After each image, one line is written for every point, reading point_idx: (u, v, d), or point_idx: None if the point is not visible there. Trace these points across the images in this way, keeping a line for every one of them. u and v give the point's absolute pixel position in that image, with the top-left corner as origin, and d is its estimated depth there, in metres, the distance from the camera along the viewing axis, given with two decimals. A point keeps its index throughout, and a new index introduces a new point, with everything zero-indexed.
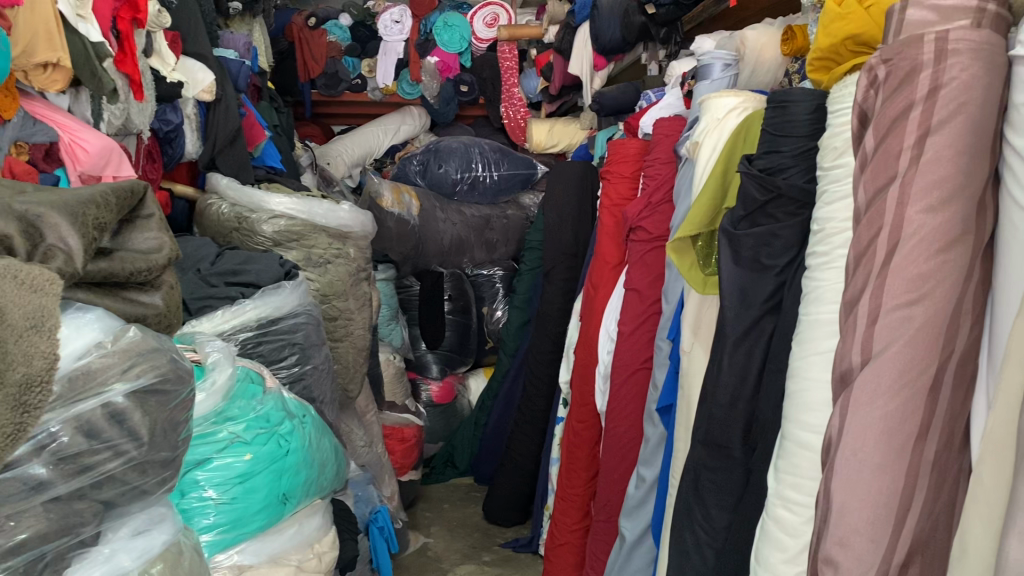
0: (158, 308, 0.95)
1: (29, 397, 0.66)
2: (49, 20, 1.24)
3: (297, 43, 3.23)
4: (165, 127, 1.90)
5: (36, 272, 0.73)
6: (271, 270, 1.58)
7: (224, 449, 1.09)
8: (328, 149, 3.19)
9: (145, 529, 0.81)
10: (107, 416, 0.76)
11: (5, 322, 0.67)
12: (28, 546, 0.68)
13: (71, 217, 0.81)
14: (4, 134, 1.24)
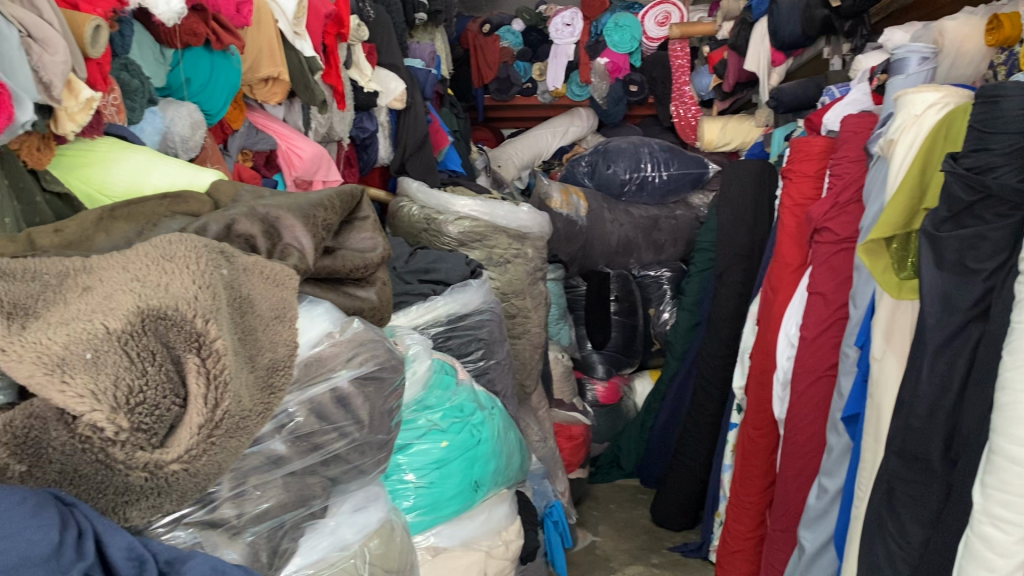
0: (372, 302, 1.04)
1: (276, 378, 0.75)
2: (271, 38, 1.36)
3: (472, 49, 3.34)
4: (362, 134, 2.04)
5: (278, 269, 0.84)
6: (458, 268, 1.66)
7: (423, 436, 1.16)
8: (499, 152, 3.33)
9: (364, 505, 0.88)
10: (333, 399, 0.84)
11: (257, 312, 0.77)
12: (269, 515, 0.76)
13: (304, 219, 0.92)
14: (232, 144, 1.37)
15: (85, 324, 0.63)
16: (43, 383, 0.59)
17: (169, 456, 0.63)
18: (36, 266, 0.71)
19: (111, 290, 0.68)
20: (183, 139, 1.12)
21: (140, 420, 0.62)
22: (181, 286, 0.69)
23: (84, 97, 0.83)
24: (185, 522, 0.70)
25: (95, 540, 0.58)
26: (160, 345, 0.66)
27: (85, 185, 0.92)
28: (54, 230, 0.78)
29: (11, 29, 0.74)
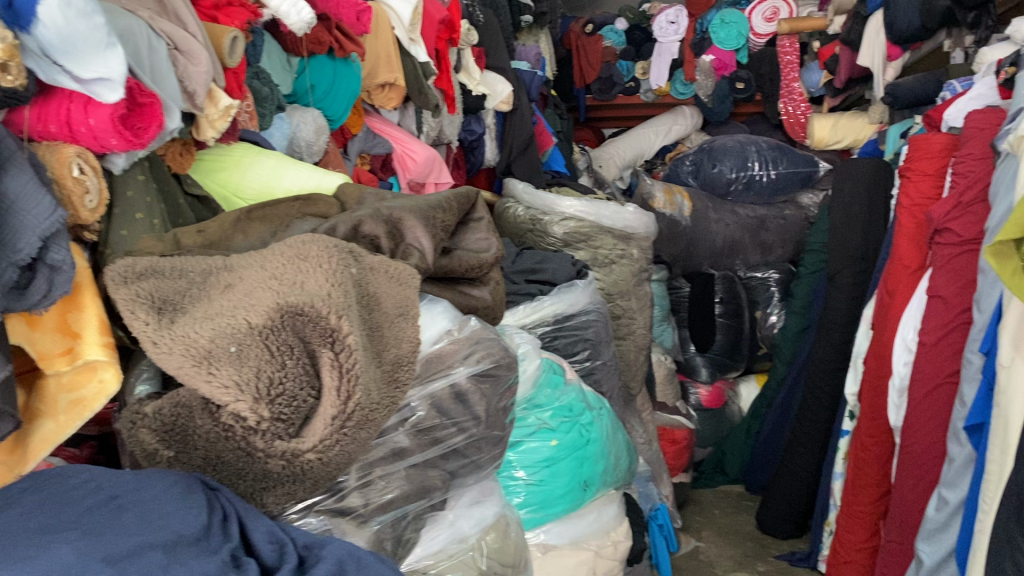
0: (486, 301, 1.06)
1: (400, 372, 0.79)
2: (388, 45, 1.42)
3: (575, 50, 3.36)
4: (470, 137, 2.09)
5: (400, 267, 0.88)
6: (564, 268, 1.67)
7: (533, 434, 1.18)
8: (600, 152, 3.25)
9: (481, 499, 0.91)
10: (452, 395, 0.87)
11: (382, 309, 0.82)
12: (392, 505, 0.80)
13: (424, 220, 0.96)
14: (351, 148, 1.42)
15: (229, 319, 0.69)
16: (192, 374, 0.65)
17: (305, 445, 0.68)
18: (182, 264, 0.78)
19: (251, 287, 0.74)
20: (307, 143, 1.17)
21: (280, 411, 0.67)
22: (316, 284, 0.74)
23: (223, 105, 0.88)
24: (317, 509, 0.76)
25: (239, 524, 0.62)
26: (298, 339, 0.70)
27: (221, 188, 0.97)
28: (197, 231, 0.83)
29: (160, 41, 0.80)
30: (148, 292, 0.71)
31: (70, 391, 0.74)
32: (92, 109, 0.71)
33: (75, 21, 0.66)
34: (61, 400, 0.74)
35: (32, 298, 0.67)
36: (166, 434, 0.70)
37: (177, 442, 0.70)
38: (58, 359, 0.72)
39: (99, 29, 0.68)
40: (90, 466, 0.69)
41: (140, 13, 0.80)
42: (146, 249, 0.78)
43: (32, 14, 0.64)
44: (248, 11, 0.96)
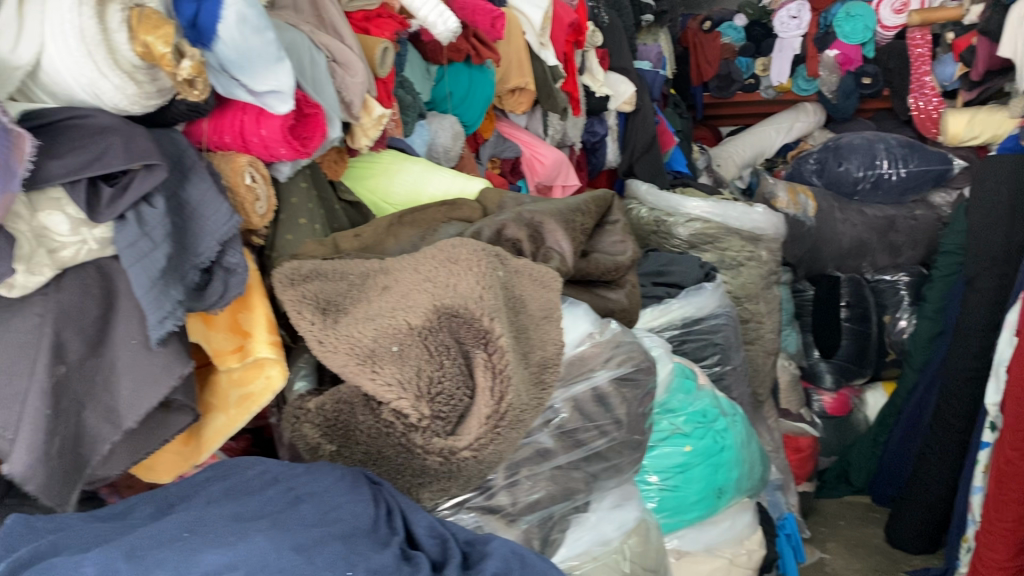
0: (623, 304, 1.06)
1: (545, 374, 0.81)
2: (520, 50, 1.43)
3: (691, 47, 3.17)
4: (592, 138, 2.07)
5: (543, 270, 0.89)
6: (692, 272, 1.62)
7: (666, 439, 1.17)
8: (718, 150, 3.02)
9: (622, 502, 0.91)
10: (594, 397, 0.89)
11: (528, 311, 0.84)
12: (539, 505, 0.82)
13: (564, 224, 0.97)
14: (483, 152, 1.45)
15: (391, 320, 0.73)
16: (357, 372, 0.70)
17: (461, 442, 0.72)
18: (342, 266, 0.83)
19: (406, 289, 0.78)
20: (445, 148, 1.22)
21: (439, 409, 0.71)
22: (468, 286, 0.77)
23: (376, 114, 0.92)
24: (467, 506, 0.80)
25: (402, 517, 0.65)
26: (454, 340, 0.73)
27: (371, 194, 1.03)
28: (354, 235, 0.90)
29: (319, 53, 0.85)
30: (314, 294, 0.77)
31: (240, 386, 0.79)
32: (264, 121, 0.76)
33: (250, 39, 0.70)
34: (232, 395, 0.80)
35: (210, 300, 0.72)
36: (329, 430, 0.75)
37: (338, 437, 0.75)
38: (230, 356, 0.78)
39: (271, 44, 0.72)
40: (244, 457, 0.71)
41: (302, 28, 0.86)
42: (310, 252, 0.84)
43: (213, 32, 0.69)
44: (396, 22, 1.01)
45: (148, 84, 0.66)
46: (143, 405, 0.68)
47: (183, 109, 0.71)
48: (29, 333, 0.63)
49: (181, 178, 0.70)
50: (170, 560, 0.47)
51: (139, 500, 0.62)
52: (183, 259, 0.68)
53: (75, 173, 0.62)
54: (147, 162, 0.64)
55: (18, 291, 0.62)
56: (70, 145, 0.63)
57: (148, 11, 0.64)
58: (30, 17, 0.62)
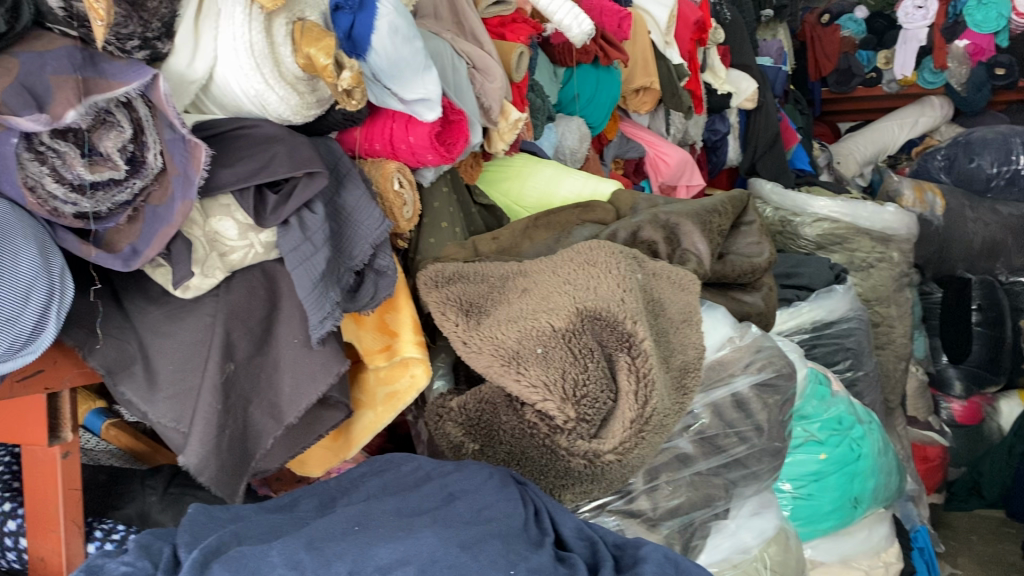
0: (759, 307, 1.04)
1: (687, 378, 0.80)
2: (646, 50, 1.42)
3: (809, 42, 2.88)
4: (713, 136, 2.05)
5: (681, 273, 0.88)
6: (822, 273, 1.57)
7: (800, 447, 1.13)
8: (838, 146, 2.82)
9: (762, 510, 0.88)
10: (734, 403, 0.89)
11: (668, 315, 0.83)
12: (679, 511, 0.83)
13: (701, 225, 0.96)
14: (607, 153, 1.45)
15: (534, 322, 0.73)
16: (502, 373, 0.72)
17: (605, 446, 0.71)
18: (483, 269, 0.84)
19: (547, 292, 0.78)
20: (572, 150, 1.23)
21: (584, 412, 0.71)
22: (609, 289, 0.76)
23: (513, 118, 0.93)
24: (609, 510, 0.82)
25: (549, 518, 0.66)
26: (597, 343, 0.73)
27: (504, 197, 1.04)
28: (492, 238, 0.92)
29: (461, 60, 0.87)
30: (457, 295, 0.79)
31: (387, 385, 0.83)
32: (413, 128, 0.79)
33: (401, 48, 0.72)
34: (379, 393, 0.84)
35: (361, 301, 0.75)
36: (471, 428, 0.78)
37: (481, 436, 0.78)
38: (378, 355, 0.81)
39: (419, 53, 0.74)
40: (389, 456, 0.72)
41: (445, 36, 0.88)
42: (451, 255, 0.87)
43: (367, 43, 0.71)
44: (530, 27, 1.02)
45: (308, 95, 0.70)
46: (304, 401, 0.71)
47: (338, 118, 0.76)
48: (201, 332, 0.68)
49: (337, 185, 0.74)
50: (348, 553, 0.50)
51: (303, 493, 0.66)
52: (339, 263, 0.72)
53: (244, 181, 0.65)
54: (310, 170, 0.67)
55: (191, 292, 0.67)
56: (240, 155, 0.66)
57: (309, 25, 0.68)
58: (205, 33, 0.65)
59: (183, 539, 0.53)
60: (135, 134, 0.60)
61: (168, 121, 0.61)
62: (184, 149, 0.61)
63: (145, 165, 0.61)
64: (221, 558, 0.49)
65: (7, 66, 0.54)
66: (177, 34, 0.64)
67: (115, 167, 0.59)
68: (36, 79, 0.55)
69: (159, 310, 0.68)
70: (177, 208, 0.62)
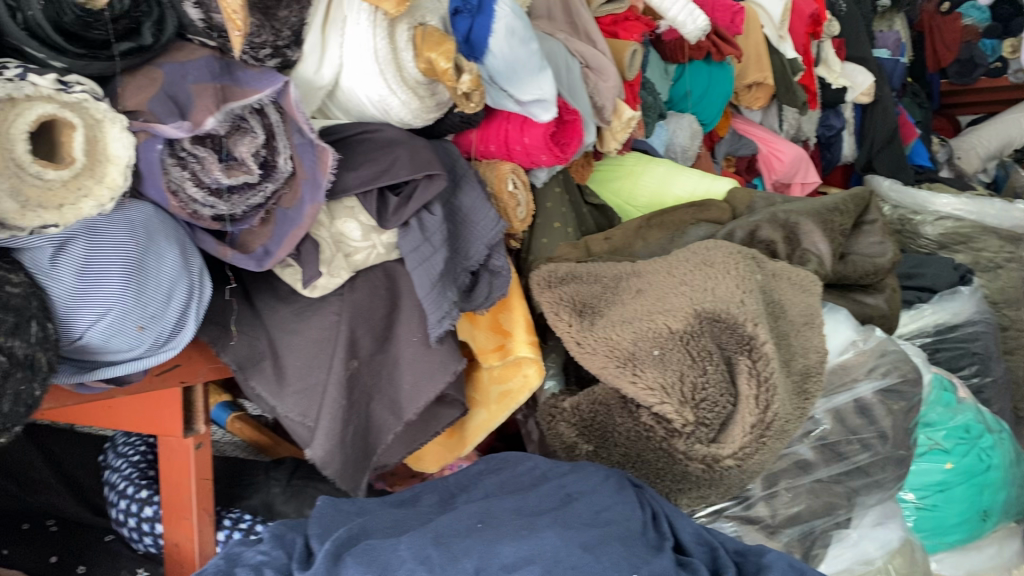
0: (882, 309, 1.01)
1: (809, 384, 0.78)
2: (759, 44, 1.39)
3: (927, 33, 2.70)
4: (827, 132, 1.98)
5: (801, 274, 0.86)
6: (946, 274, 1.50)
7: (924, 456, 1.07)
8: (959, 141, 2.69)
9: (886, 520, 0.85)
10: (856, 409, 0.86)
11: (788, 317, 0.81)
12: (799, 519, 0.81)
13: (821, 224, 0.93)
14: (718, 150, 1.43)
15: (651, 323, 0.73)
16: (617, 375, 0.71)
17: (725, 451, 0.71)
18: (596, 269, 0.83)
19: (663, 293, 0.77)
20: (683, 148, 1.21)
21: (703, 415, 0.70)
22: (727, 290, 0.75)
23: (626, 117, 0.93)
24: (726, 515, 0.81)
25: (668, 523, 0.65)
26: (716, 347, 0.72)
27: (615, 197, 1.03)
28: (605, 238, 0.91)
29: (574, 60, 0.87)
30: (570, 295, 0.78)
31: (500, 383, 0.84)
32: (528, 129, 0.79)
33: (518, 49, 0.73)
34: (493, 391, 0.84)
35: (477, 301, 0.76)
36: (584, 429, 0.78)
37: (596, 437, 0.78)
38: (492, 354, 0.81)
39: (535, 54, 0.75)
40: (506, 454, 0.74)
41: (558, 36, 0.88)
42: (564, 255, 0.87)
43: (485, 45, 0.73)
44: (643, 24, 1.02)
45: (428, 99, 0.71)
46: (423, 398, 0.73)
47: (456, 121, 0.78)
48: (327, 330, 0.70)
49: (455, 187, 0.75)
50: (474, 549, 0.51)
51: (424, 489, 0.67)
52: (455, 263, 0.73)
53: (367, 185, 0.67)
54: (430, 172, 0.68)
55: (319, 291, 0.69)
56: (363, 158, 0.68)
57: (429, 30, 0.69)
58: (332, 40, 0.67)
59: (315, 531, 0.55)
60: (268, 139, 0.62)
61: (298, 126, 0.63)
62: (313, 154, 0.64)
63: (276, 169, 0.63)
64: (353, 550, 0.51)
65: (152, 77, 0.57)
66: (306, 42, 0.66)
67: (249, 171, 0.61)
68: (179, 89, 0.58)
69: (288, 309, 0.71)
70: (307, 210, 0.64)
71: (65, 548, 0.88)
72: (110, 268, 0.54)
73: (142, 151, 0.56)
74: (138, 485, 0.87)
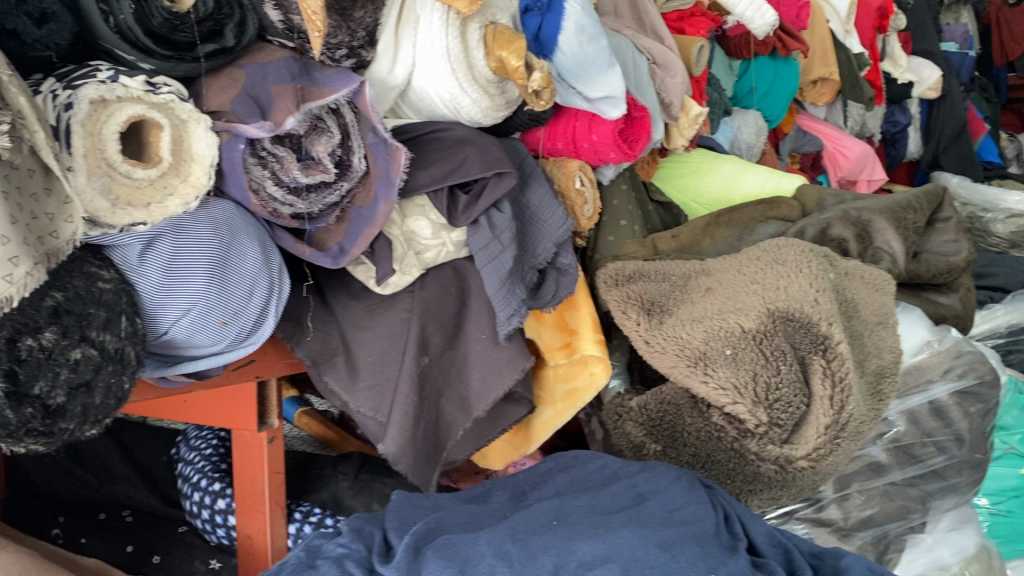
0: (956, 309, 0.99)
1: (883, 384, 0.77)
2: (825, 38, 1.37)
3: (994, 25, 2.60)
4: (893, 128, 1.93)
5: (876, 273, 0.84)
6: (1020, 273, 1.45)
7: (1000, 459, 1.03)
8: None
9: (961, 525, 0.83)
10: (931, 411, 0.85)
11: (862, 317, 0.79)
12: (872, 522, 0.80)
13: (894, 221, 0.92)
14: (783, 146, 1.40)
15: (722, 322, 0.72)
16: (687, 374, 0.71)
17: (798, 451, 0.69)
18: (664, 267, 0.82)
19: (734, 292, 0.76)
20: (749, 145, 1.20)
21: (777, 416, 0.69)
22: (800, 288, 0.73)
23: (693, 113, 0.92)
24: (798, 517, 0.80)
25: (740, 524, 0.64)
26: (790, 346, 0.71)
27: (680, 194, 1.02)
28: (672, 236, 0.90)
29: (642, 56, 0.87)
30: (638, 294, 0.78)
31: (566, 381, 0.84)
32: (596, 126, 0.79)
33: (587, 46, 0.73)
34: (558, 390, 0.84)
35: (545, 298, 0.76)
36: (653, 428, 0.78)
37: (664, 437, 0.78)
38: (559, 352, 0.81)
39: (604, 51, 0.74)
40: (574, 453, 0.73)
41: (625, 33, 0.87)
42: (631, 253, 0.86)
43: (554, 43, 0.73)
44: (709, 20, 1.01)
45: (498, 97, 0.71)
46: (492, 396, 0.73)
47: (524, 119, 0.78)
48: (398, 327, 0.71)
49: (523, 185, 0.75)
50: (552, 546, 0.51)
51: (495, 485, 0.68)
52: (524, 261, 0.73)
53: (439, 182, 0.67)
54: (500, 170, 0.68)
55: (390, 288, 0.69)
56: (434, 157, 0.69)
57: (500, 28, 0.69)
58: (404, 41, 0.67)
59: (392, 525, 0.56)
60: (343, 138, 0.63)
61: (372, 125, 0.64)
62: (386, 153, 0.64)
63: (350, 168, 0.64)
64: (432, 545, 0.52)
65: (235, 77, 0.58)
66: (379, 42, 0.66)
67: (326, 170, 0.62)
68: (260, 89, 0.59)
69: (360, 306, 0.71)
70: (381, 208, 0.65)
71: (142, 537, 0.91)
72: (195, 265, 0.55)
73: (225, 151, 0.57)
74: (211, 478, 0.88)
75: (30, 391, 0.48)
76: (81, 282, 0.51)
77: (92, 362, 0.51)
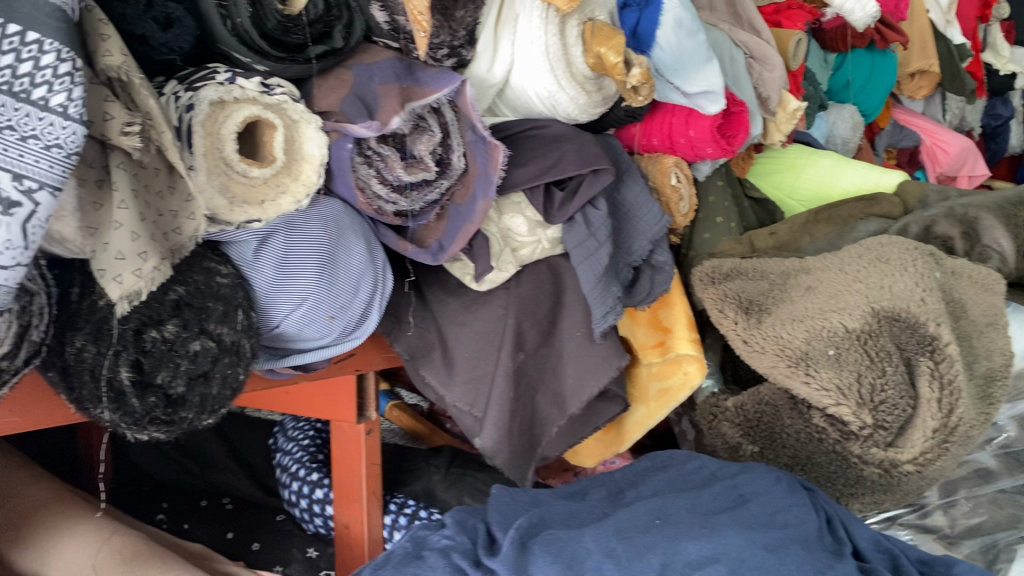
0: None
1: (993, 387, 0.74)
2: (925, 27, 1.33)
3: None
4: (993, 121, 1.85)
5: (983, 271, 0.79)
6: None
7: None
8: None
9: None
10: None
11: (970, 317, 0.76)
12: (980, 530, 0.78)
13: (1004, 217, 0.88)
14: (879, 142, 1.36)
15: (824, 322, 0.70)
16: (789, 374, 0.70)
17: (904, 455, 0.68)
18: (763, 266, 0.80)
19: (835, 290, 0.73)
20: (844, 140, 1.16)
21: (882, 418, 0.68)
22: (906, 287, 0.71)
23: (792, 108, 0.90)
24: (900, 523, 0.79)
25: (843, 528, 0.63)
26: (895, 346, 0.69)
27: (776, 189, 1.01)
28: (769, 233, 0.88)
29: (738, 51, 0.85)
30: (736, 292, 0.76)
31: (660, 380, 0.82)
32: (694, 121, 0.78)
33: (685, 41, 0.72)
34: (652, 388, 0.83)
35: (639, 296, 0.76)
36: (750, 429, 0.77)
37: (762, 438, 0.76)
38: (652, 351, 0.81)
39: (702, 46, 0.74)
40: (668, 453, 0.73)
41: (721, 27, 0.86)
42: (727, 250, 0.85)
43: (652, 38, 0.72)
44: (807, 12, 0.98)
45: (595, 94, 0.71)
46: (586, 392, 0.74)
47: (620, 115, 0.77)
48: (495, 323, 0.71)
49: (618, 182, 0.74)
50: (657, 544, 0.51)
51: (592, 483, 0.68)
52: (619, 258, 0.73)
53: (536, 179, 0.67)
54: (596, 167, 0.67)
55: (487, 284, 0.70)
56: (532, 154, 0.69)
57: (598, 24, 0.69)
58: (503, 39, 0.68)
59: (495, 519, 0.57)
60: (443, 137, 0.64)
61: (471, 124, 0.64)
62: (485, 150, 0.65)
63: (450, 166, 0.65)
64: (537, 539, 0.52)
65: (343, 78, 0.60)
66: (479, 41, 0.67)
67: (427, 168, 0.63)
68: (367, 89, 0.60)
69: (457, 302, 0.72)
70: (479, 206, 0.65)
71: (240, 523, 0.94)
72: (308, 261, 0.57)
73: (334, 150, 0.59)
74: (309, 468, 0.91)
75: (153, 379, 0.52)
76: (201, 276, 0.53)
77: (210, 353, 0.53)
